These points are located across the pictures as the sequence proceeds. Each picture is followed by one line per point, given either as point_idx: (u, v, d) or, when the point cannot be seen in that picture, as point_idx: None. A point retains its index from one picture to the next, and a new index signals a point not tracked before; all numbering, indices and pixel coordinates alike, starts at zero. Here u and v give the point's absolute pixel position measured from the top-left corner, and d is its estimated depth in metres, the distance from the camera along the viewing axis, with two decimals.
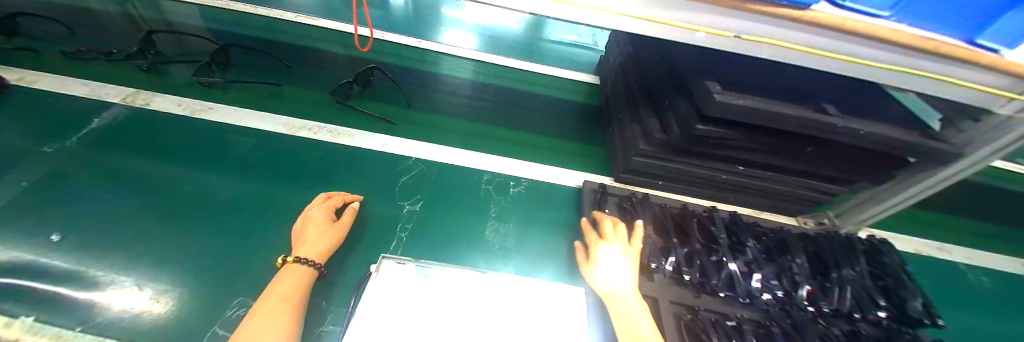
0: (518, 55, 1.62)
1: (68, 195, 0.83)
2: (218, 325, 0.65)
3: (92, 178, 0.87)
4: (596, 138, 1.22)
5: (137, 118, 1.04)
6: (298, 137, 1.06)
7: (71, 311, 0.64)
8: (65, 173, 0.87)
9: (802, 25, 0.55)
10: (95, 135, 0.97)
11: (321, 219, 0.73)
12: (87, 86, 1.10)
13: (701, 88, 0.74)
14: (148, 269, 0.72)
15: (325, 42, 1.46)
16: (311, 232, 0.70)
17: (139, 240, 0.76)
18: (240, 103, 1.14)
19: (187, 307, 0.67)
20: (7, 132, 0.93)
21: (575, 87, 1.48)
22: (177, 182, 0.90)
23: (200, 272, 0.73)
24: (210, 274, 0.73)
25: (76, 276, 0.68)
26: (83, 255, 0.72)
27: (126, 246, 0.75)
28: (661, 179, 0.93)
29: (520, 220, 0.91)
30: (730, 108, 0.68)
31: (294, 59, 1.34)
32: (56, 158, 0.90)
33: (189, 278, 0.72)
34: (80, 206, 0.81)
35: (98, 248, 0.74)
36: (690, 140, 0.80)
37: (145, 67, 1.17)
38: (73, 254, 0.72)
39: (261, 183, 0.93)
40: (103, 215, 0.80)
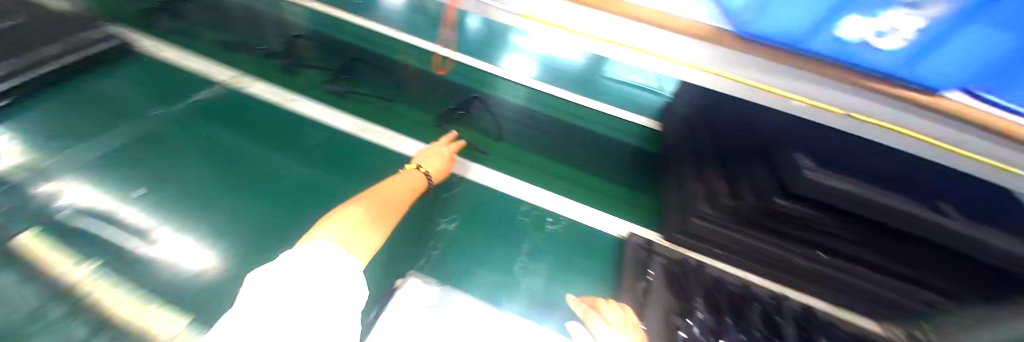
0: (580, 88, 1.59)
1: (163, 155, 0.94)
2: None
3: (183, 145, 0.98)
4: (648, 186, 1.14)
5: (229, 97, 1.16)
6: (357, 137, 1.12)
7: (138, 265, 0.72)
8: (162, 137, 0.99)
9: (936, 115, 0.46)
10: (193, 107, 1.10)
11: (443, 156, 0.96)
12: (201, 64, 1.27)
13: (789, 159, 0.66)
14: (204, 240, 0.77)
15: (401, 52, 1.56)
16: (434, 160, 0.94)
17: (205, 208, 0.83)
18: (314, 98, 1.23)
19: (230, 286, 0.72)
20: (132, 95, 1.10)
21: (632, 129, 1.42)
22: (245, 160, 0.97)
23: (248, 249, 0.78)
24: (255, 255, 0.77)
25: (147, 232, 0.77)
26: (157, 214, 0.80)
27: (194, 212, 0.82)
28: (721, 249, 0.83)
29: (553, 261, 0.86)
30: (825, 190, 0.59)
31: (370, 64, 1.44)
32: (160, 122, 1.03)
33: (237, 255, 0.76)
34: (167, 169, 0.91)
35: (174, 208, 0.82)
36: (765, 215, 0.70)
37: (285, 66, 1.31)
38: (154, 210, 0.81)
39: (315, 175, 0.97)
40: (181, 180, 0.89)
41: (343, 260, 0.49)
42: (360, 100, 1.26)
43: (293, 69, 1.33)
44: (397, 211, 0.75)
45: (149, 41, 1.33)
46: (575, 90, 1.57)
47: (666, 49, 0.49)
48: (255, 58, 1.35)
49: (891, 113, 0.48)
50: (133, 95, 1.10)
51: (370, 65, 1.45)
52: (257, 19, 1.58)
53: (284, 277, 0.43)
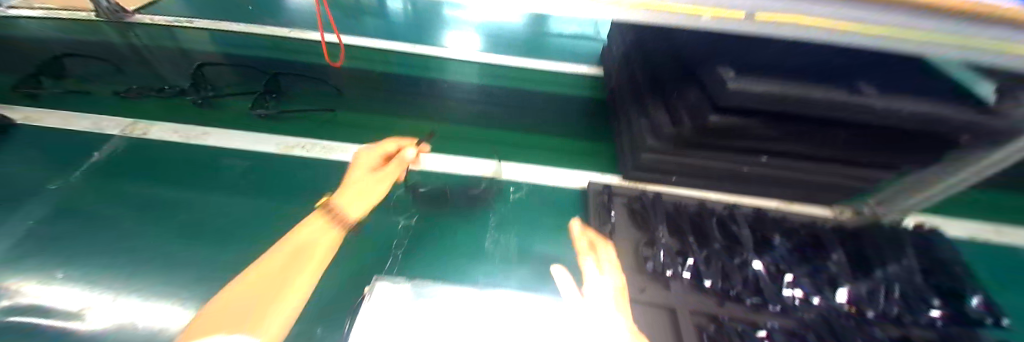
0: (519, 52, 1.56)
1: (70, 227, 0.83)
2: None
3: (91, 213, 0.87)
4: (601, 133, 1.15)
5: (135, 149, 1.04)
6: (292, 156, 1.04)
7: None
8: (63, 209, 0.87)
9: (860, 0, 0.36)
10: (94, 169, 0.98)
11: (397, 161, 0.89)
12: (93, 120, 1.12)
13: (714, 74, 0.67)
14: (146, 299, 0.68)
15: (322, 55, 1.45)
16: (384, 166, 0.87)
17: (129, 266, 0.74)
18: (235, 126, 1.13)
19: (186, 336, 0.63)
20: (13, 172, 0.95)
21: (577, 80, 1.41)
22: (169, 209, 0.88)
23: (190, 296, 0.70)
24: (208, 298, 0.70)
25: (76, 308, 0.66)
26: (86, 287, 0.70)
27: (114, 271, 0.72)
28: (676, 175, 0.86)
29: (522, 229, 0.85)
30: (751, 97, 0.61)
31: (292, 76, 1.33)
32: (57, 193, 0.91)
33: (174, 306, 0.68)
34: (73, 241, 0.80)
35: (87, 274, 0.72)
36: (704, 133, 0.72)
37: (199, 101, 1.18)
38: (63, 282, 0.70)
39: (254, 205, 0.90)
40: (93, 247, 0.78)
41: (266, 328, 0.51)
42: (305, 117, 1.16)
43: (214, 102, 1.20)
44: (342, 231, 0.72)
45: (18, 107, 1.14)
46: (515, 55, 1.54)
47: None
48: (155, 98, 1.20)
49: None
50: (15, 171, 0.95)
51: (302, 77, 1.32)
52: (146, 55, 1.40)
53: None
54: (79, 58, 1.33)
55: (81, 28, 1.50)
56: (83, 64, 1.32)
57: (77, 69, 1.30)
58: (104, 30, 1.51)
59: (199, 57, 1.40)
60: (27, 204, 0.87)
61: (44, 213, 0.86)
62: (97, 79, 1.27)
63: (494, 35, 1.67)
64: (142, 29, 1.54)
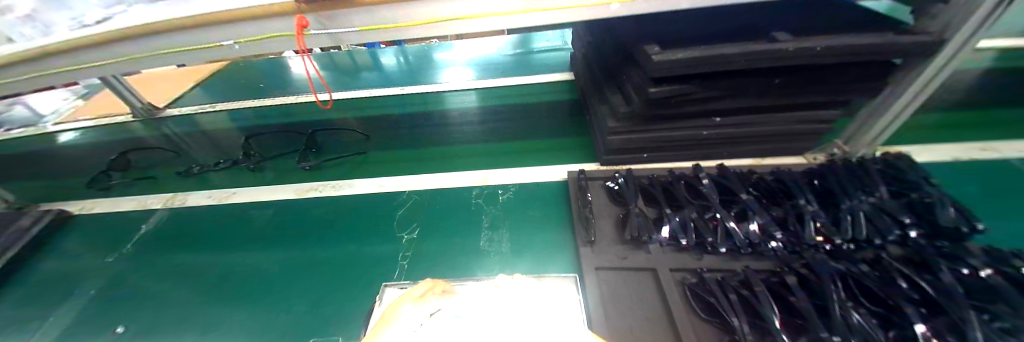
0: (497, 74, 1.70)
1: (132, 293, 0.97)
2: None
3: (146, 276, 1.02)
4: (577, 130, 1.24)
5: (175, 217, 1.20)
6: (307, 198, 1.17)
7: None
8: (122, 279, 1.02)
9: None
10: (143, 239, 1.14)
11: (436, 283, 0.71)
12: (138, 200, 1.30)
13: (643, 53, 0.75)
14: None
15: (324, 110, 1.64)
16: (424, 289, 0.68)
17: (188, 317, 0.88)
18: (256, 183, 1.28)
19: None
20: (80, 254, 1.12)
21: (552, 88, 1.52)
22: (209, 264, 1.02)
23: (236, 335, 0.82)
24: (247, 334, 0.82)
25: None
26: (143, 339, 0.85)
27: (178, 325, 0.87)
28: (644, 151, 0.92)
29: (512, 224, 0.93)
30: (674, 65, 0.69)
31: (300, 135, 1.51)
32: (116, 265, 1.06)
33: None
34: (136, 301, 0.95)
35: (157, 331, 0.86)
36: (651, 106, 0.80)
37: (252, 166, 1.32)
38: (141, 341, 0.85)
39: (279, 247, 1.03)
40: (154, 305, 0.93)
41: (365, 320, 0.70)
42: (342, 162, 1.30)
43: (259, 167, 1.34)
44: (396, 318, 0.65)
45: (80, 201, 1.34)
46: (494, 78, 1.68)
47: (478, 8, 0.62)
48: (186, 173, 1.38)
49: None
50: (82, 255, 1.12)
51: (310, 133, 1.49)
52: (177, 140, 1.61)
53: None
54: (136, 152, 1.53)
55: (123, 128, 1.75)
56: (146, 155, 1.53)
57: (141, 161, 1.49)
58: (134, 129, 1.73)
59: (220, 133, 1.60)
60: (95, 282, 1.03)
61: (110, 286, 1.00)
62: (136, 168, 1.46)
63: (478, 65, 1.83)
64: (172, 119, 1.78)
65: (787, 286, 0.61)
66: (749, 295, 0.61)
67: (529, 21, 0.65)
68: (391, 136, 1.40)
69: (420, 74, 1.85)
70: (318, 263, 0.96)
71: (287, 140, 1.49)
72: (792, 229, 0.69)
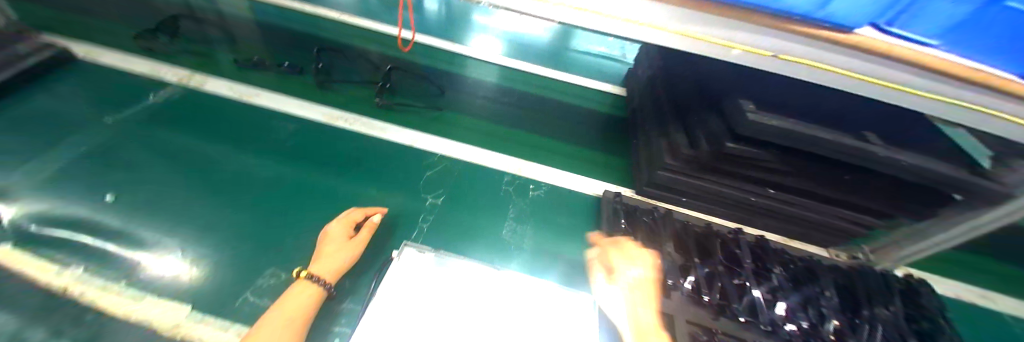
0: (544, 62, 1.60)
1: (126, 165, 0.91)
2: (251, 293, 0.71)
3: (146, 150, 0.95)
4: (618, 148, 1.20)
5: (188, 97, 1.13)
6: (334, 126, 1.12)
7: (124, 268, 0.72)
8: (120, 144, 0.95)
9: (840, 46, 0.56)
10: (149, 110, 1.07)
11: (338, 238, 0.74)
12: (150, 65, 1.21)
13: (734, 105, 0.75)
14: (190, 237, 0.79)
15: (362, 38, 1.53)
16: (329, 248, 0.72)
17: (190, 207, 0.84)
18: (281, 91, 1.20)
19: (223, 275, 0.74)
20: (77, 102, 1.04)
21: (598, 96, 1.45)
22: (216, 160, 0.96)
23: (237, 245, 0.79)
24: (248, 246, 0.79)
25: (125, 236, 0.77)
26: (135, 216, 0.80)
27: (177, 213, 0.83)
28: (684, 195, 0.91)
29: (538, 223, 0.93)
30: (765, 129, 0.69)
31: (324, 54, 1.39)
32: (115, 128, 0.99)
33: (224, 254, 0.77)
34: (134, 173, 0.89)
35: (153, 213, 0.81)
36: (719, 158, 0.79)
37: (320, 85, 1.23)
38: (131, 218, 0.80)
39: (296, 167, 0.98)
40: (152, 183, 0.88)
41: (405, 267, 0.71)
42: (413, 112, 1.21)
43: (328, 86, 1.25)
44: (348, 259, 0.73)
45: (86, 44, 1.24)
46: (538, 66, 1.58)
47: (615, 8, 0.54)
48: (207, 56, 1.29)
49: (802, 49, 0.58)
50: (75, 104, 1.03)
51: (345, 57, 1.40)
52: (201, 14, 1.49)
53: (413, 292, 0.67)
54: (188, 19, 1.43)
55: None
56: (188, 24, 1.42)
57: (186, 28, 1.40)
58: None
59: (243, 24, 1.48)
60: (84, 138, 0.95)
61: (101, 148, 0.93)
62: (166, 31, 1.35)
63: (522, 45, 1.70)
64: None
65: None
66: None
67: (654, 39, 0.58)
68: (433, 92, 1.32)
69: (460, 33, 1.70)
70: (333, 197, 0.92)
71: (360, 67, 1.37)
72: (812, 321, 0.70)
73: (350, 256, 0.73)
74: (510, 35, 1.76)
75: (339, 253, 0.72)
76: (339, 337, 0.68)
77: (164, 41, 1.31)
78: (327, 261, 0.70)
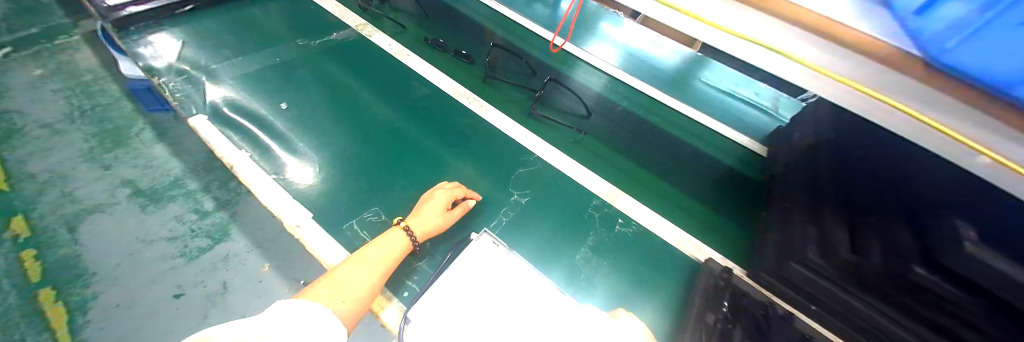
0: (666, 84, 1.32)
1: (307, 89, 1.21)
2: (356, 222, 0.90)
3: (322, 81, 1.24)
4: (737, 213, 1.00)
5: (357, 42, 1.39)
6: (456, 100, 1.23)
7: (275, 163, 1.00)
8: (309, 71, 1.27)
9: None
10: (330, 46, 1.37)
11: (439, 206, 0.81)
12: (342, 12, 1.52)
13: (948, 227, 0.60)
14: (328, 156, 1.03)
15: (491, 16, 1.52)
16: (428, 212, 0.80)
17: (334, 137, 1.07)
18: (423, 56, 1.37)
19: (342, 192, 0.95)
20: (297, 32, 1.42)
21: (722, 142, 1.17)
22: (366, 104, 1.19)
23: (358, 180, 0.98)
24: (364, 181, 0.99)
25: (286, 140, 1.05)
26: (300, 126, 1.09)
27: (327, 141, 1.07)
28: (815, 303, 0.76)
29: (615, 262, 0.86)
30: (985, 269, 0.53)
31: (459, 26, 1.47)
32: (309, 56, 1.32)
33: (348, 182, 0.98)
34: (307, 95, 1.19)
35: (315, 132, 1.09)
36: (892, 283, 0.62)
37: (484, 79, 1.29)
38: (298, 128, 1.09)
39: (418, 128, 1.14)
40: (315, 106, 1.16)
41: (476, 257, 0.74)
42: (544, 123, 1.17)
43: (491, 82, 1.30)
44: (437, 228, 0.79)
45: None
46: (655, 89, 1.30)
47: (777, 38, 0.45)
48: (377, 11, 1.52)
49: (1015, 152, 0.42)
50: (291, 32, 1.42)
51: (474, 33, 1.45)
52: None
53: (471, 283, 0.69)
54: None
55: None
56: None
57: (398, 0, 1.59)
58: None
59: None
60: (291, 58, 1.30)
61: (292, 71, 1.25)
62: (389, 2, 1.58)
63: (643, 61, 1.38)
64: None
65: None
66: None
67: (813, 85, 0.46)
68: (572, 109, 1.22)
69: (579, 29, 1.47)
70: (431, 168, 1.04)
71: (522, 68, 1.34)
72: None
73: (441, 224, 0.80)
74: (630, 47, 1.42)
75: (434, 219, 0.79)
76: (409, 292, 0.76)
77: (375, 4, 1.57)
78: (421, 223, 0.78)
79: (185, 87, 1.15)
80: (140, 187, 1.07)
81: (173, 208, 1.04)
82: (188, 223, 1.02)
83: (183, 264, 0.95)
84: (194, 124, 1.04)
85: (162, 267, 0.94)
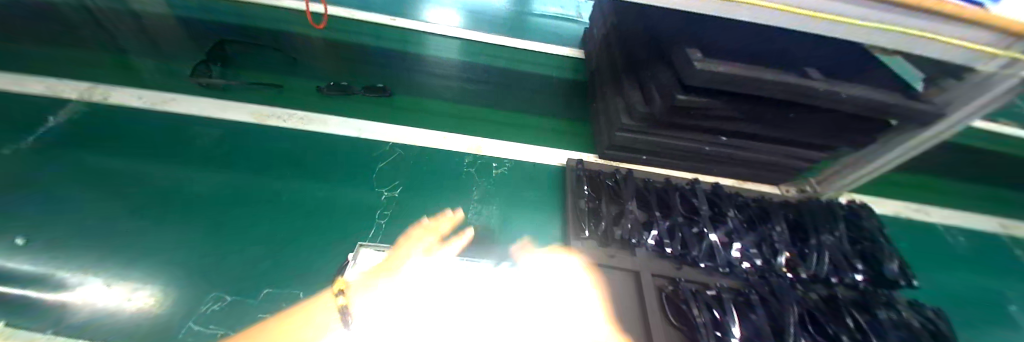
0: (504, 32, 1.50)
1: (37, 197, 0.83)
2: (192, 321, 0.64)
3: (49, 179, 0.86)
4: (580, 113, 1.19)
5: (94, 113, 1.03)
6: (267, 125, 1.05)
7: (49, 312, 0.63)
8: (25, 173, 0.87)
9: None
10: (53, 133, 0.96)
11: None
12: (45, 83, 1.08)
13: (682, 54, 0.74)
14: (119, 265, 0.71)
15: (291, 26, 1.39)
16: None
17: (110, 243, 0.74)
18: (212, 91, 1.12)
19: (177, 296, 0.67)
20: None
21: (550, 63, 1.38)
22: (142, 178, 0.89)
23: (188, 268, 0.72)
24: (190, 268, 0.72)
25: (44, 278, 0.67)
26: (48, 255, 0.71)
27: (108, 251, 0.73)
28: (644, 154, 0.93)
29: (503, 201, 0.93)
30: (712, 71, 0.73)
31: (248, 48, 1.28)
32: (16, 157, 0.90)
33: (176, 272, 0.71)
34: (42, 206, 0.81)
35: (79, 249, 0.73)
36: (672, 113, 0.79)
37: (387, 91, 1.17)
38: (46, 259, 0.70)
39: (249, 176, 0.92)
40: (63, 217, 0.79)
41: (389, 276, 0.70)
42: (390, 106, 1.15)
43: (381, 90, 1.17)
44: None
45: None
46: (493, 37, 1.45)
47: None
48: (115, 67, 1.16)
49: None
50: None
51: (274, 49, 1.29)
52: (102, 17, 1.33)
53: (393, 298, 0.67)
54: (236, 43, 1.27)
55: None
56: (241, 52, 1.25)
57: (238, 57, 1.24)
58: None
59: (192, 24, 1.36)
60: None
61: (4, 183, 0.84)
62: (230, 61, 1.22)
63: (478, 22, 1.56)
64: None
65: (751, 309, 0.66)
66: (717, 310, 0.65)
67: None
68: (414, 82, 1.25)
69: (410, 6, 1.60)
70: (287, 205, 0.86)
71: (360, 68, 1.27)
72: (779, 257, 0.75)
73: None
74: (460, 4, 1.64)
75: None
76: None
77: (219, 72, 1.17)
78: None
79: None
80: None
81: None
82: None
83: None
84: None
85: None
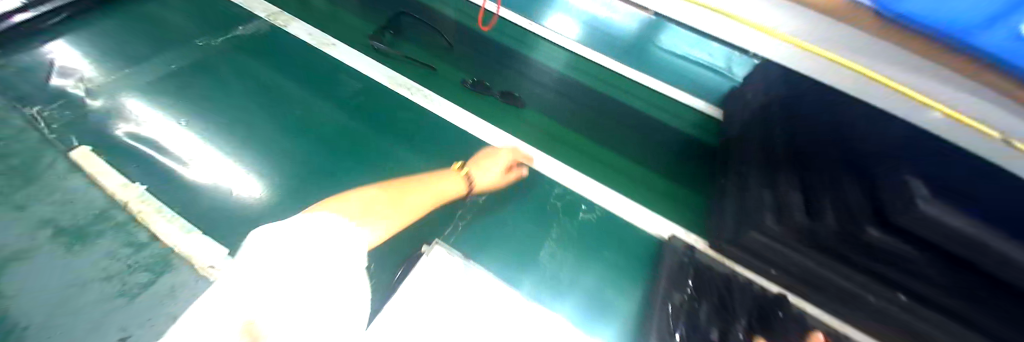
0: (642, 59, 1.26)
1: (219, 95, 1.07)
2: None
3: (229, 83, 1.10)
4: (701, 184, 0.98)
5: (272, 35, 1.24)
6: (393, 92, 1.13)
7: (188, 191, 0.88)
8: (216, 72, 1.12)
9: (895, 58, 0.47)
10: (238, 42, 1.21)
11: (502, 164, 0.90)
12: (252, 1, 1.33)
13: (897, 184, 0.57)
14: (268, 163, 0.94)
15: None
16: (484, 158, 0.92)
17: (268, 145, 0.98)
18: (358, 45, 1.25)
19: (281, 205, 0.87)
20: (198, 26, 1.23)
21: (685, 113, 1.13)
22: (293, 105, 1.08)
23: (299, 194, 0.90)
24: (305, 192, 0.91)
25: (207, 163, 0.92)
26: (228, 138, 0.98)
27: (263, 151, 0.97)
28: (774, 267, 0.77)
29: (582, 253, 0.83)
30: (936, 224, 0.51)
31: (396, 10, 1.36)
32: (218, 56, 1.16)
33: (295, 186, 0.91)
34: (223, 103, 1.05)
35: (252, 142, 0.98)
36: (845, 242, 0.62)
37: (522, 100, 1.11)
38: (231, 140, 0.98)
39: (364, 130, 1.05)
40: (234, 117, 1.03)
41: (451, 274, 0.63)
42: (497, 106, 1.12)
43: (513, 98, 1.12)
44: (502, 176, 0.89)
45: None
46: (614, 60, 1.24)
47: None
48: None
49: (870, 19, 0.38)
50: (188, 25, 1.24)
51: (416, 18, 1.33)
52: None
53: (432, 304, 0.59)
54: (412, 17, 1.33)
55: None
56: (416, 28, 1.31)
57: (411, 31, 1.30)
58: None
59: None
60: (190, 64, 1.13)
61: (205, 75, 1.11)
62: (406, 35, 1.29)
63: (602, 31, 1.31)
64: None
65: None
66: None
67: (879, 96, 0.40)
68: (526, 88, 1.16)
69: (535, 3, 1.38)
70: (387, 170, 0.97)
71: (480, 56, 1.23)
72: None
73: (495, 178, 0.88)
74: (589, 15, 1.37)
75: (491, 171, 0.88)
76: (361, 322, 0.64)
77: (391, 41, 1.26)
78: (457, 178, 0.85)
79: (63, 115, 0.96)
80: (61, 225, 0.81)
81: (107, 242, 0.81)
82: (129, 257, 0.79)
83: (123, 306, 0.74)
84: (136, 144, 0.93)
85: (102, 310, 0.73)
